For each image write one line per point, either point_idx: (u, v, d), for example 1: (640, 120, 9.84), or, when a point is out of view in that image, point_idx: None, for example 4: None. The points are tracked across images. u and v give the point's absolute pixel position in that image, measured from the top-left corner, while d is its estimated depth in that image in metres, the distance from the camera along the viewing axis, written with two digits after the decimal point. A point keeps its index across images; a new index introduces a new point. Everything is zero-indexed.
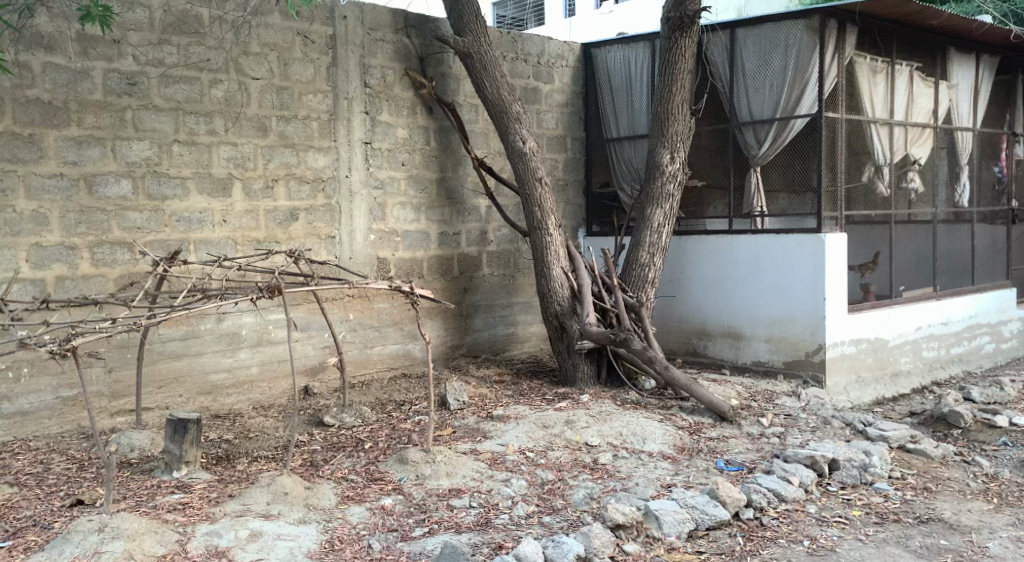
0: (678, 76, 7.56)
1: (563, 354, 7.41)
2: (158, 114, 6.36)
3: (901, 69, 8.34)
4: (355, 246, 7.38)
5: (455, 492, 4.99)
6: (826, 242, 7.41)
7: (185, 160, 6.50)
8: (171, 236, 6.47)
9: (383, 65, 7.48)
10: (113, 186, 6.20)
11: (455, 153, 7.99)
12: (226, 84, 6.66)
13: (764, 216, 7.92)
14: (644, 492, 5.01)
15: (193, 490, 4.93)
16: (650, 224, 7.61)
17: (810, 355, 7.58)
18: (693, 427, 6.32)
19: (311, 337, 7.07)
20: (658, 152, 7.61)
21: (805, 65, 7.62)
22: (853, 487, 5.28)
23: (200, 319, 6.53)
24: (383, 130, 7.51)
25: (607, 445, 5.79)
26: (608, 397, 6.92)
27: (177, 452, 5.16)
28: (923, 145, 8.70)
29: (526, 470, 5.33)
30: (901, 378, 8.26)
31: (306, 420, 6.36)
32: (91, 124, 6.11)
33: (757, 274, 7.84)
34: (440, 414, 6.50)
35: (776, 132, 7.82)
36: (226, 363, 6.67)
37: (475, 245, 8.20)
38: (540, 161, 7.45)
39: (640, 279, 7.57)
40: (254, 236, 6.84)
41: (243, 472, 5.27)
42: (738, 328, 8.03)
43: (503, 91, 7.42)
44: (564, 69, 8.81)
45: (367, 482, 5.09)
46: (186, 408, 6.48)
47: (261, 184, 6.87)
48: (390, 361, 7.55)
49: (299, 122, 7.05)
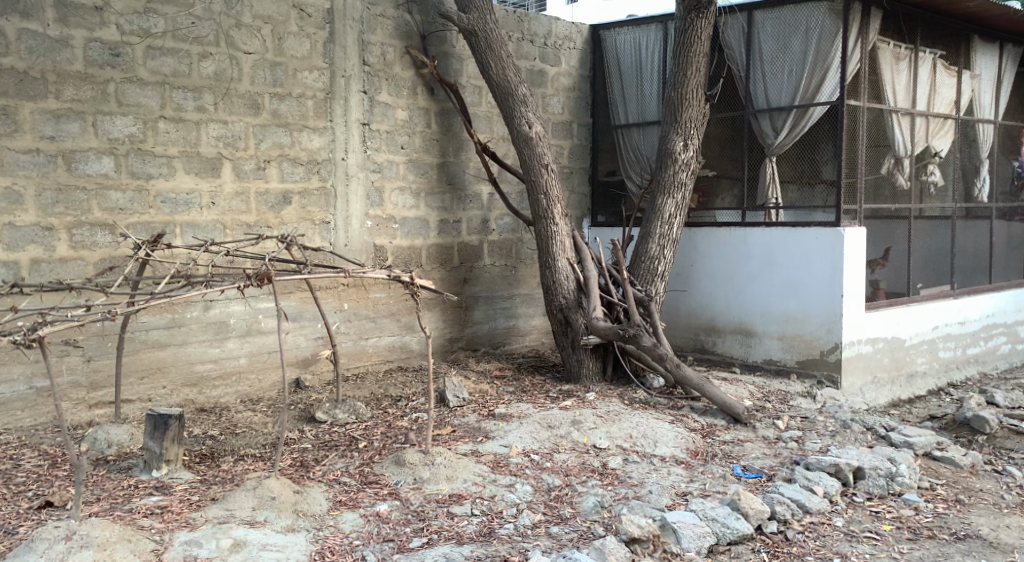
0: (693, 60, 7.19)
1: (567, 350, 7.05)
2: (143, 88, 5.98)
3: (925, 57, 7.99)
4: (351, 232, 7.01)
5: (456, 498, 4.64)
6: (844, 237, 7.07)
7: (172, 137, 6.11)
8: (155, 218, 6.09)
9: (382, 41, 7.09)
10: (94, 163, 5.83)
11: (457, 137, 7.62)
12: (217, 58, 6.27)
13: (779, 209, 7.57)
14: (659, 501, 4.67)
15: (173, 491, 4.58)
16: (660, 215, 7.25)
17: (824, 354, 7.25)
18: (706, 429, 5.98)
19: (303, 328, 6.72)
20: (670, 139, 7.24)
21: (827, 49, 7.26)
22: (880, 499, 4.94)
23: (185, 307, 6.16)
24: (382, 110, 7.13)
25: (617, 448, 5.44)
26: (615, 396, 6.58)
27: (158, 450, 4.80)
28: (944, 138, 8.37)
29: (530, 475, 4.99)
30: (918, 378, 7.91)
31: (297, 416, 5.99)
32: (70, 97, 5.73)
33: (772, 269, 7.50)
34: (439, 411, 6.14)
35: (794, 119, 7.46)
36: (213, 353, 6.30)
37: (477, 233, 7.84)
38: (546, 145, 7.07)
39: (650, 272, 7.20)
40: (245, 220, 6.47)
41: (228, 472, 4.91)
42: (749, 324, 7.69)
43: (508, 71, 7.04)
44: (572, 52, 8.44)
45: (361, 486, 4.73)
46: (169, 401, 6.12)
47: (253, 165, 6.49)
48: (387, 353, 7.20)
49: (293, 100, 6.67)
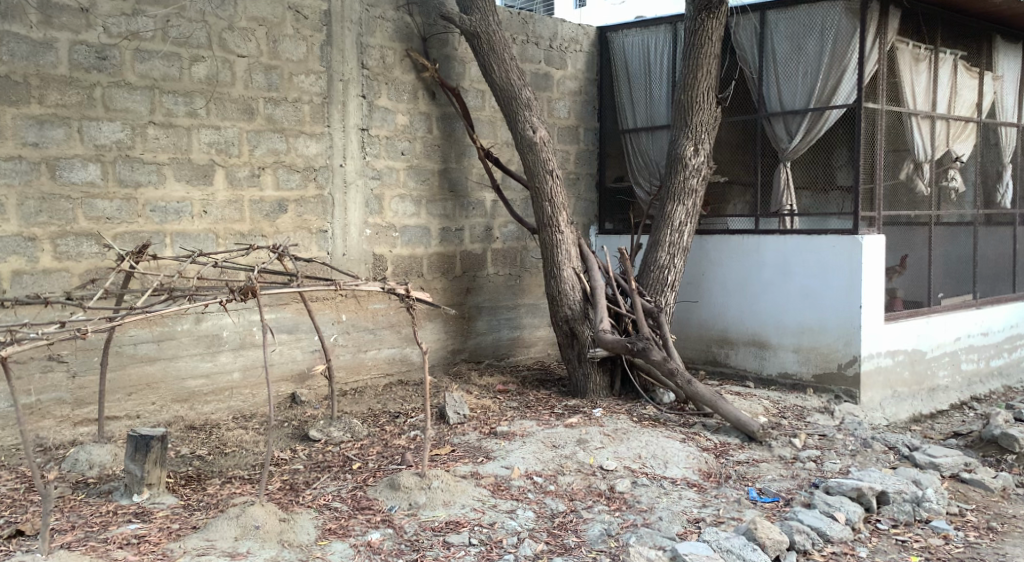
0: (704, 61, 6.91)
1: (573, 363, 6.77)
2: (131, 93, 5.74)
3: (946, 58, 7.70)
4: (350, 241, 6.75)
5: (453, 525, 4.37)
6: (863, 245, 6.78)
7: (162, 144, 5.87)
8: (144, 227, 5.84)
9: (382, 44, 6.85)
10: (79, 171, 5.59)
11: (459, 142, 7.36)
12: (209, 62, 6.03)
13: (794, 216, 7.29)
14: (670, 529, 4.41)
15: (153, 519, 4.32)
16: (670, 223, 6.97)
17: (842, 368, 6.96)
18: (719, 448, 5.69)
19: (299, 340, 6.46)
20: (680, 144, 6.96)
21: (844, 50, 6.97)
22: (906, 526, 4.66)
23: (175, 319, 5.91)
24: (382, 115, 6.88)
25: (624, 470, 5.16)
26: (624, 412, 6.29)
27: (139, 473, 4.54)
28: (966, 141, 8.08)
29: (533, 500, 4.72)
30: (940, 392, 7.60)
31: (291, 434, 5.73)
32: (54, 102, 5.49)
33: (787, 279, 7.21)
34: (438, 429, 5.87)
35: (809, 123, 7.17)
36: (204, 368, 6.05)
37: (480, 242, 7.57)
38: (551, 151, 6.79)
39: (659, 282, 6.91)
40: (238, 229, 6.22)
41: (214, 497, 4.65)
42: (763, 336, 7.40)
43: (512, 74, 6.77)
44: (578, 54, 8.18)
45: (353, 512, 4.47)
46: (158, 418, 5.86)
47: (247, 172, 6.24)
48: (386, 366, 6.93)
49: (289, 105, 6.42)
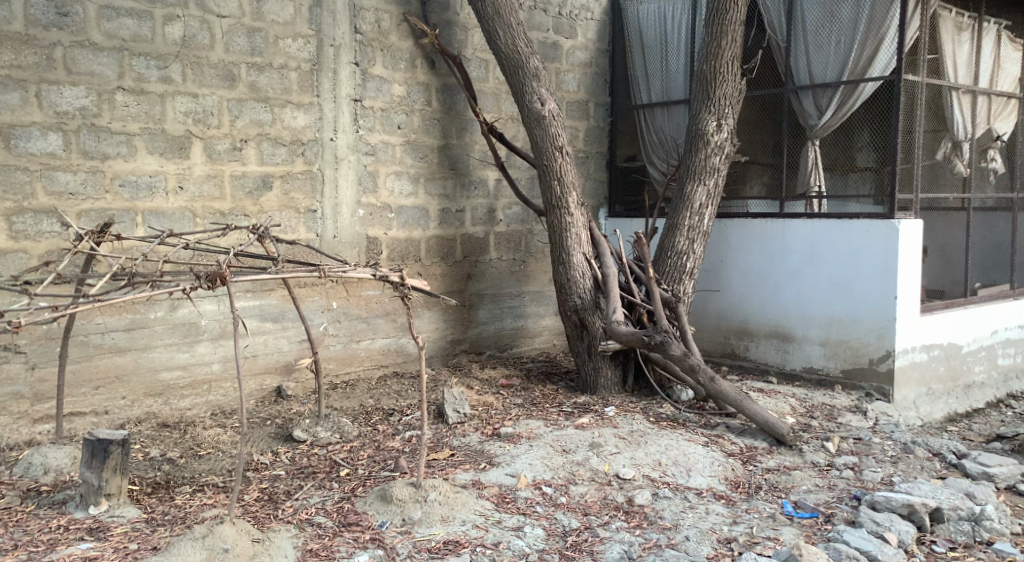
0: (728, 29, 6.33)
1: (582, 357, 6.22)
2: (97, 53, 5.17)
3: (988, 28, 7.21)
4: (341, 222, 6.19)
5: (452, 546, 3.83)
6: (899, 230, 6.21)
7: (132, 112, 5.29)
8: (112, 205, 5.28)
9: (376, 6, 6.25)
10: (38, 141, 5.02)
11: (460, 116, 6.77)
12: (185, 22, 5.45)
13: (822, 198, 6.74)
14: (699, 552, 3.89)
15: (110, 535, 3.80)
16: (690, 205, 6.40)
17: (874, 363, 6.40)
18: (745, 453, 5.14)
19: (285, 329, 5.90)
20: (702, 119, 6.38)
21: (882, 16, 6.34)
22: (966, 549, 4.13)
23: (148, 306, 5.36)
24: (376, 85, 6.29)
25: (644, 479, 4.61)
26: (638, 411, 5.73)
27: (96, 483, 4.00)
28: (1008, 120, 7.51)
29: (542, 514, 4.18)
30: (975, 389, 7.03)
31: (273, 434, 5.18)
32: (8, 62, 4.91)
33: (814, 266, 6.65)
34: (436, 429, 5.32)
35: (841, 97, 6.57)
36: (181, 359, 5.50)
37: (482, 225, 7.00)
38: (561, 125, 6.19)
39: (677, 269, 6.35)
40: (217, 208, 5.64)
41: (181, 509, 4.11)
42: (787, 328, 6.85)
43: (519, 40, 6.17)
44: (589, 23, 7.59)
45: (339, 529, 3.93)
46: (128, 414, 5.31)
47: (227, 145, 5.66)
48: (380, 358, 6.38)
49: (274, 72, 5.84)
